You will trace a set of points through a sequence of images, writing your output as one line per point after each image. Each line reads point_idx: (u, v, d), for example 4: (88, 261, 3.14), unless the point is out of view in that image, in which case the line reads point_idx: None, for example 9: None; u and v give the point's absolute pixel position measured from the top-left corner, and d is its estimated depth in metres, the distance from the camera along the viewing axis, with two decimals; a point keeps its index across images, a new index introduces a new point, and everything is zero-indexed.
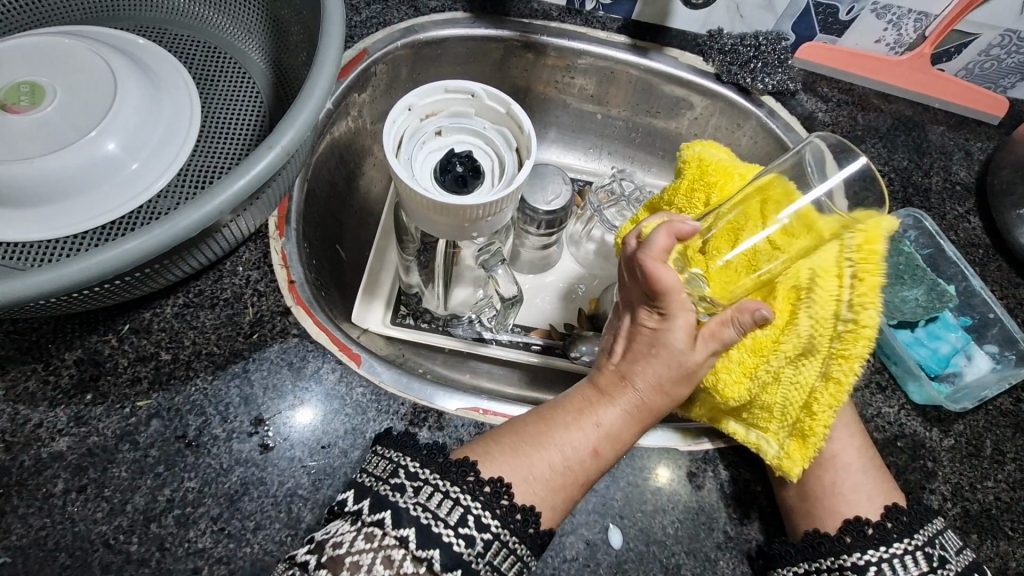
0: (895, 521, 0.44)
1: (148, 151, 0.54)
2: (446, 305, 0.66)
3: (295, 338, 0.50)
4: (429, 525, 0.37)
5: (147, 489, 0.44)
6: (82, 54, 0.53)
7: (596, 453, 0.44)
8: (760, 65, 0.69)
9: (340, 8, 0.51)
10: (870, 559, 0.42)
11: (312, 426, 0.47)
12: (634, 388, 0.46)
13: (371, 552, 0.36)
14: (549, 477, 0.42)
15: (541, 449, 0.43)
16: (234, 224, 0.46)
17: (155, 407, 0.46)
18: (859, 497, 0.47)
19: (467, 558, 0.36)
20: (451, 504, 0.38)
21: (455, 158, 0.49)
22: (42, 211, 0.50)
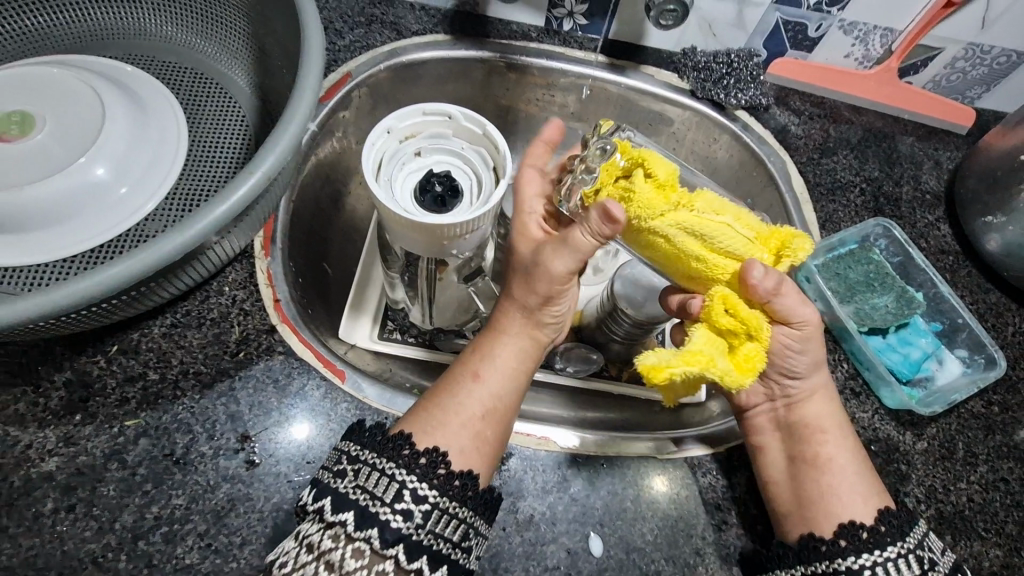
0: (888, 525, 0.43)
1: (136, 175, 0.55)
2: (430, 320, 0.68)
3: (280, 356, 0.51)
4: (355, 497, 0.39)
5: (135, 507, 0.45)
6: (72, 84, 0.55)
7: (478, 377, 0.49)
8: (733, 81, 0.71)
9: (322, 36, 0.52)
10: (864, 563, 0.42)
11: (294, 443, 0.48)
12: (512, 317, 0.52)
13: (314, 562, 0.38)
14: (446, 415, 0.46)
15: (441, 394, 0.48)
16: (222, 243, 0.48)
17: (143, 426, 0.47)
18: (851, 500, 0.45)
19: (404, 529, 0.38)
20: (385, 482, 0.40)
21: (434, 178, 0.51)
22: (31, 237, 0.52)
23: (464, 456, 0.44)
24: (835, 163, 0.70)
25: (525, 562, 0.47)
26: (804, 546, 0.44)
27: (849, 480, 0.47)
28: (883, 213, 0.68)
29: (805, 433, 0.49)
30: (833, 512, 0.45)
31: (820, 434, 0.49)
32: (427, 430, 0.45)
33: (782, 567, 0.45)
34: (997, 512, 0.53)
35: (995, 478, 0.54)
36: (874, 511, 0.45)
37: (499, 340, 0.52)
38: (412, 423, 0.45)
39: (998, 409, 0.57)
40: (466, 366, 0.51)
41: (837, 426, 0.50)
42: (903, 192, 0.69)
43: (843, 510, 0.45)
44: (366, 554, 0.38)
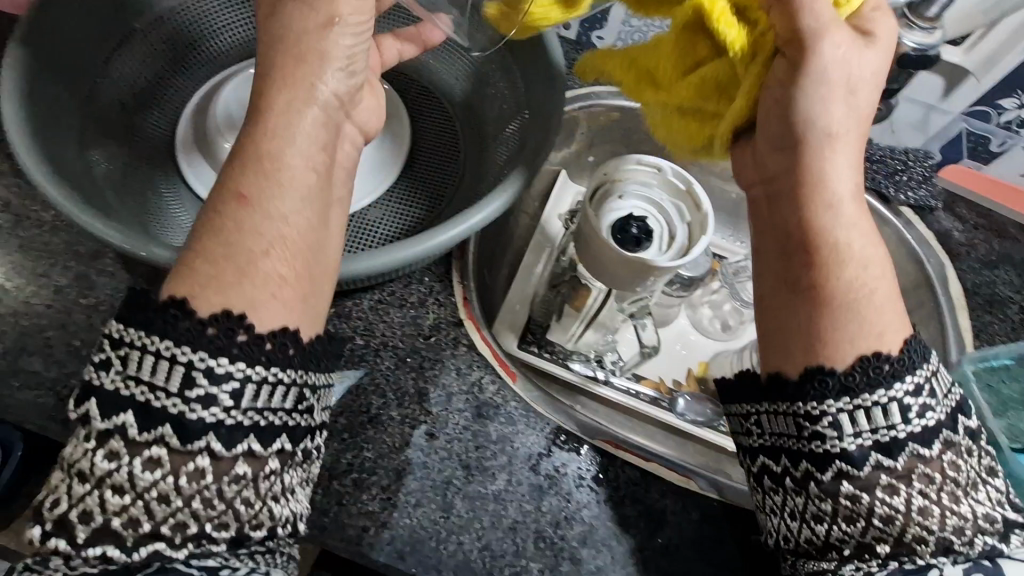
0: (880, 366, 0.38)
1: (365, 175, 0.65)
2: (574, 343, 0.73)
3: (464, 348, 0.58)
4: (162, 404, 0.33)
5: (333, 450, 0.51)
6: None
7: (244, 200, 0.37)
8: (906, 179, 0.73)
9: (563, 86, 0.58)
10: (833, 408, 0.39)
11: (468, 427, 0.54)
12: (305, 112, 0.40)
13: (128, 498, 0.33)
14: (218, 266, 0.36)
15: (215, 233, 0.37)
16: None
17: (347, 381, 0.54)
18: (842, 339, 0.40)
19: (214, 421, 0.34)
20: (174, 370, 0.33)
21: (633, 221, 0.56)
22: None
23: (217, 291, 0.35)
24: (995, 276, 0.71)
25: None
26: (762, 390, 0.42)
27: (858, 323, 0.40)
28: None
29: (820, 273, 0.41)
30: (844, 352, 0.40)
31: (811, 289, 0.41)
32: (200, 284, 0.35)
33: (755, 446, 0.43)
34: None
35: None
36: (857, 356, 0.39)
37: (283, 142, 0.39)
38: (181, 286, 0.35)
39: None
40: (229, 185, 0.38)
41: (857, 281, 0.41)
42: None
43: (840, 357, 0.39)
44: (242, 475, 0.34)
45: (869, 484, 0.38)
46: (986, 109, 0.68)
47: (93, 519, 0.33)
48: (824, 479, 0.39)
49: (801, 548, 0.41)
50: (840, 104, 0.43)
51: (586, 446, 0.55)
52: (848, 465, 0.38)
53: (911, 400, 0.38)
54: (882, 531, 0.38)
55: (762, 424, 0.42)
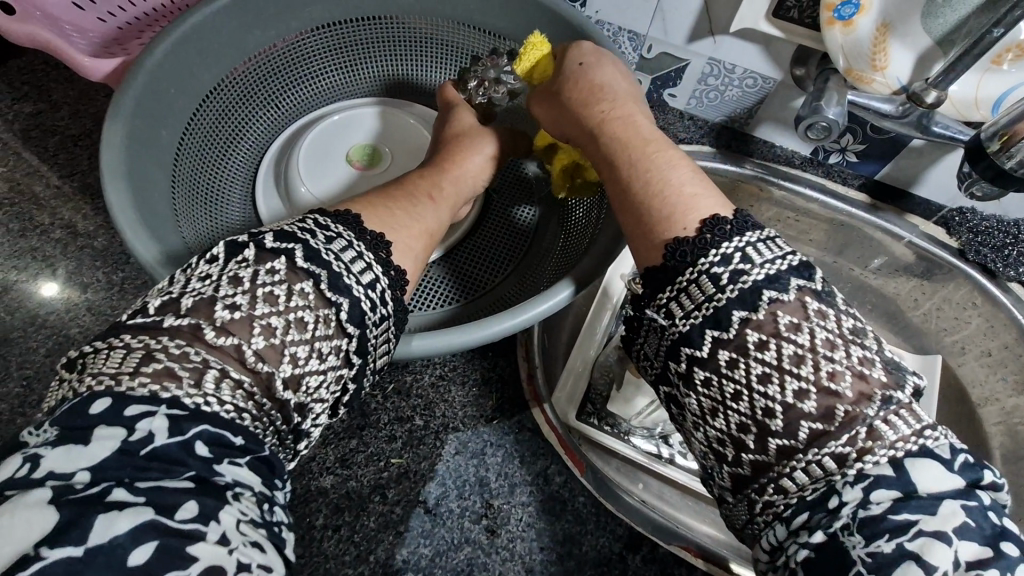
0: (716, 228, 0.37)
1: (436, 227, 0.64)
2: (640, 418, 0.68)
3: (529, 433, 0.53)
4: (328, 257, 0.36)
5: (389, 544, 0.48)
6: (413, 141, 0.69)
7: (433, 200, 0.49)
8: (1016, 254, 0.66)
9: None
10: (708, 263, 0.36)
11: (533, 525, 0.50)
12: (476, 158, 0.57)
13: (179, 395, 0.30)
14: (410, 224, 0.45)
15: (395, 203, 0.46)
16: None
17: (404, 467, 0.51)
18: (695, 203, 0.39)
19: (355, 294, 0.37)
20: (359, 260, 0.38)
21: None
22: None
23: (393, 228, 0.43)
24: None
25: None
26: (648, 282, 0.38)
27: (694, 187, 0.40)
28: None
29: (640, 188, 0.42)
30: (689, 216, 0.38)
31: (663, 197, 0.40)
32: (386, 222, 0.43)
33: (661, 349, 0.38)
34: None
35: None
36: (698, 221, 0.38)
37: (465, 163, 0.56)
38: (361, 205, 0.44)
39: None
40: (417, 187, 0.50)
41: (682, 163, 0.42)
42: None
43: (698, 213, 0.39)
44: (329, 322, 0.35)
45: (741, 348, 0.34)
46: None
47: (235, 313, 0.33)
48: (681, 369, 0.36)
49: (715, 464, 0.37)
50: (615, 75, 0.50)
51: (661, 553, 0.50)
52: (691, 349, 0.36)
53: (720, 269, 0.36)
54: (772, 405, 0.33)
55: (650, 344, 0.39)
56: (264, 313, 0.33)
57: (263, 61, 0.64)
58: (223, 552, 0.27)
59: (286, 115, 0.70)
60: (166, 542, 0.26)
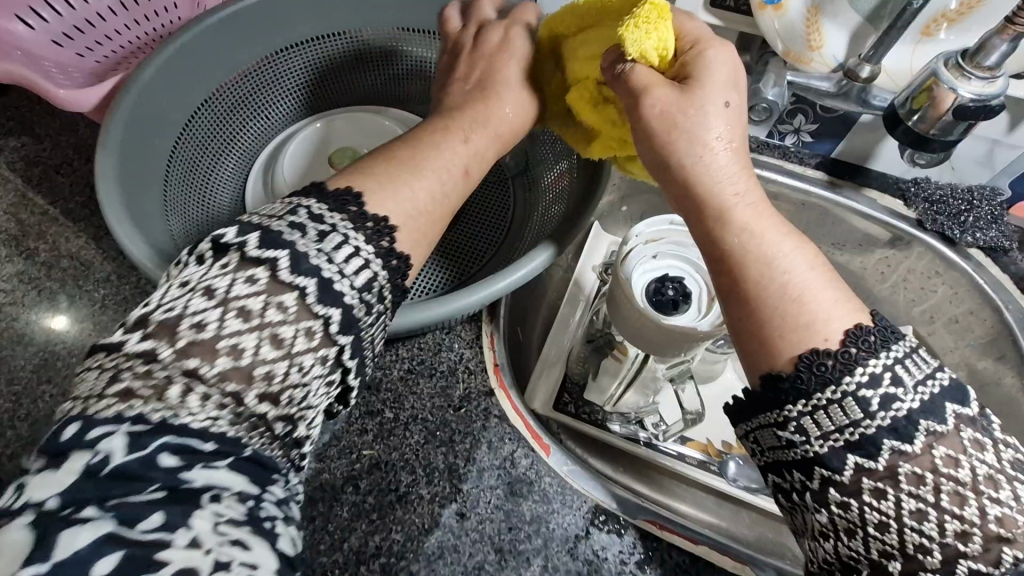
0: (858, 342, 0.35)
1: None
2: (615, 403, 0.69)
3: (495, 419, 0.55)
4: (317, 265, 0.36)
5: (361, 532, 0.50)
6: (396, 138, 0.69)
7: (466, 173, 0.47)
8: (972, 220, 0.67)
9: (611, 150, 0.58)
10: (834, 395, 0.34)
11: (502, 507, 0.51)
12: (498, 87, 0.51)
13: (176, 378, 0.32)
14: (427, 207, 0.44)
15: (407, 179, 0.44)
16: None
17: (376, 458, 0.53)
18: (815, 320, 0.36)
19: (346, 299, 0.37)
20: (343, 246, 0.38)
21: (669, 282, 0.54)
22: None
23: (414, 222, 0.43)
24: None
25: None
26: (774, 391, 0.35)
27: (816, 298, 0.36)
28: None
29: (774, 289, 0.37)
30: (814, 335, 0.35)
31: (801, 308, 0.36)
32: (391, 211, 0.42)
33: (784, 460, 0.36)
34: None
35: None
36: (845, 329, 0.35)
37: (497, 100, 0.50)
38: (362, 182, 0.43)
39: None
40: (445, 136, 0.48)
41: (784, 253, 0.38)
42: None
43: (826, 333, 0.35)
44: (315, 335, 0.36)
45: (890, 479, 0.33)
46: None
47: (205, 332, 0.33)
48: (813, 488, 0.34)
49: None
50: (723, 126, 0.41)
51: (628, 527, 0.51)
52: (827, 470, 0.34)
53: (870, 392, 0.33)
54: (926, 540, 0.32)
55: (760, 442, 0.37)
56: (265, 354, 0.34)
57: (250, 77, 0.68)
58: (200, 553, 0.29)
59: (276, 124, 0.73)
60: (132, 552, 0.28)
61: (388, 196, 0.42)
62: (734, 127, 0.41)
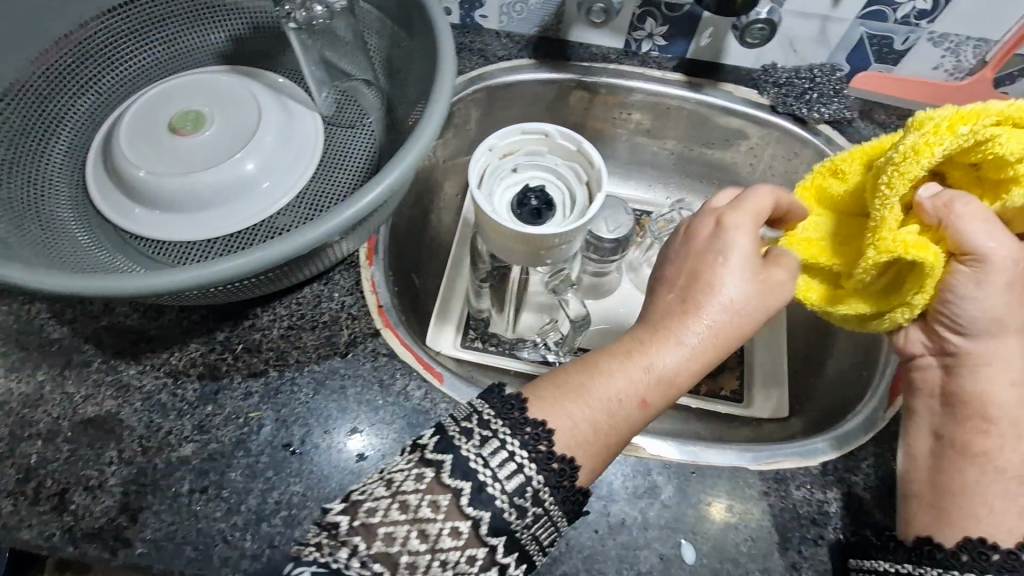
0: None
1: (279, 171, 0.63)
2: (514, 328, 0.73)
3: (384, 358, 0.55)
4: (477, 467, 0.37)
5: (258, 492, 0.49)
6: (239, 93, 0.63)
7: (643, 403, 0.43)
8: (816, 96, 0.72)
9: (454, 67, 0.56)
10: None
11: (402, 440, 0.51)
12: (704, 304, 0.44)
13: (405, 526, 0.36)
14: (592, 434, 0.41)
15: (596, 378, 0.43)
16: (341, 244, 0.55)
17: (265, 418, 0.52)
18: (1001, 496, 0.43)
19: (499, 504, 0.37)
20: (508, 463, 0.38)
21: (531, 192, 0.54)
22: (189, 216, 0.61)
23: (573, 451, 0.40)
24: None
25: (619, 566, 0.48)
26: (911, 549, 0.44)
27: (1009, 486, 0.43)
28: None
29: (954, 394, 0.47)
30: (970, 519, 0.42)
31: (984, 425, 0.45)
32: (555, 414, 0.41)
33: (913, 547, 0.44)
34: None
35: None
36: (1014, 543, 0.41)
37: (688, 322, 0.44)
38: (545, 404, 0.41)
39: None
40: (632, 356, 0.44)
41: (994, 341, 0.46)
42: None
43: (984, 524, 0.42)
44: (464, 536, 0.37)
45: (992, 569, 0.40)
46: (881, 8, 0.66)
47: (394, 544, 0.36)
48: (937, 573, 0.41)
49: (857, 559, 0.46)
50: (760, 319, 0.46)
51: None
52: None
53: None
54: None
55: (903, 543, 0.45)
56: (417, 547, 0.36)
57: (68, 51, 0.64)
58: None
59: (109, 98, 0.68)
60: None
61: (546, 414, 0.41)
62: (786, 263, 0.47)
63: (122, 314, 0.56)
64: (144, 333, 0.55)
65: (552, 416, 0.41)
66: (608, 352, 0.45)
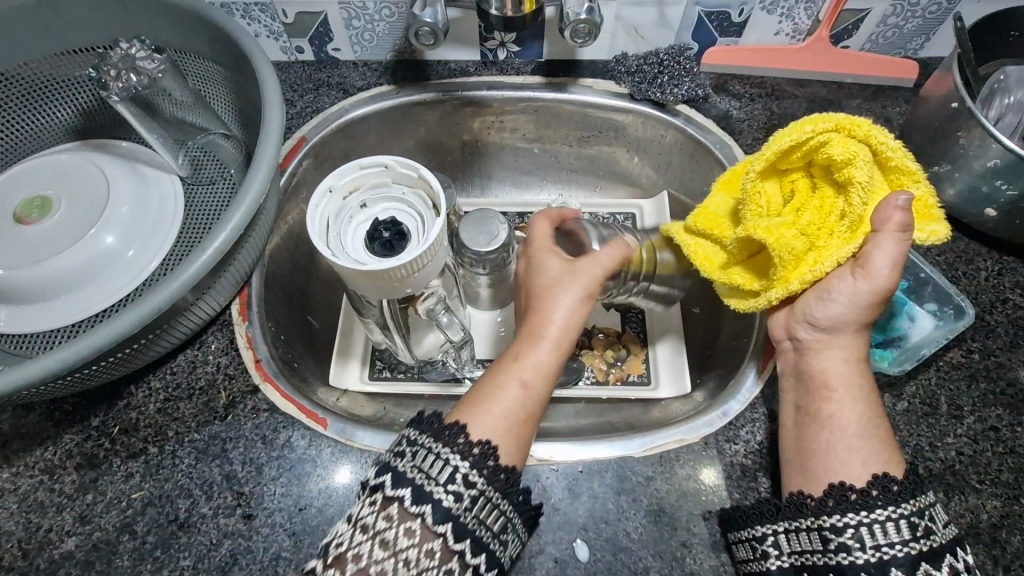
0: (881, 490, 0.43)
1: (139, 239, 0.61)
2: (414, 355, 0.71)
3: (266, 413, 0.55)
4: (429, 488, 0.43)
5: (147, 573, 0.48)
6: (84, 170, 0.63)
7: (534, 383, 0.51)
8: (667, 79, 0.74)
9: (281, 114, 0.57)
10: (888, 515, 0.42)
11: (289, 492, 0.51)
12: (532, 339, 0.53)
13: (368, 540, 0.42)
14: (508, 420, 0.48)
15: (490, 390, 0.50)
16: (200, 304, 0.55)
17: (148, 496, 0.51)
18: (853, 459, 0.45)
19: (441, 500, 0.42)
20: (434, 460, 0.44)
21: (381, 225, 0.54)
22: (50, 304, 0.59)
23: (501, 440, 0.47)
24: None
25: None
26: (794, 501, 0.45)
27: (854, 446, 0.46)
28: None
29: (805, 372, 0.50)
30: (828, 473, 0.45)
31: (826, 392, 0.48)
32: (475, 413, 0.48)
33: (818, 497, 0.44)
34: (987, 462, 0.52)
35: (983, 427, 0.54)
36: (871, 475, 0.44)
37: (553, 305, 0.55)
38: (465, 411, 0.49)
39: (979, 356, 0.57)
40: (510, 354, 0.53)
41: (833, 346, 0.49)
42: None
43: (840, 471, 0.45)
44: (434, 552, 0.42)
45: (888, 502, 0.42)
46: None
47: (360, 563, 0.41)
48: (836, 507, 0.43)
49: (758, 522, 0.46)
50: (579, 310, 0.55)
51: None
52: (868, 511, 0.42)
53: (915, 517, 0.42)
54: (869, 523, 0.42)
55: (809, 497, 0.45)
56: (382, 556, 0.41)
57: None
58: None
59: None
60: None
61: (469, 419, 0.47)
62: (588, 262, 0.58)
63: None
64: (15, 432, 0.54)
65: (483, 425, 0.47)
66: (507, 353, 0.53)
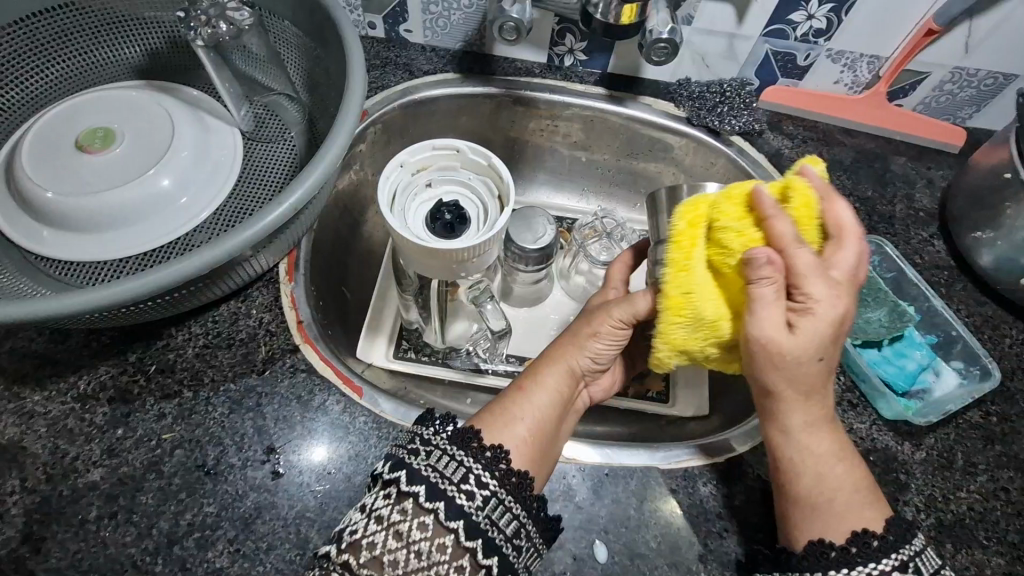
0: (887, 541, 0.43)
1: (196, 186, 0.62)
2: (444, 340, 0.72)
3: (303, 374, 0.55)
4: (444, 485, 0.41)
5: (170, 514, 0.48)
6: (151, 109, 0.63)
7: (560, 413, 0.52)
8: (727, 109, 0.76)
9: (364, 83, 0.58)
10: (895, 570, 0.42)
11: (320, 454, 0.52)
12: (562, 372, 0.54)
13: (383, 531, 0.41)
14: (530, 438, 0.48)
15: (515, 407, 0.50)
16: (255, 260, 0.54)
17: (178, 439, 0.51)
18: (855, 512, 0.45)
19: (454, 496, 0.41)
20: (450, 461, 0.43)
21: (445, 207, 0.55)
22: (98, 236, 0.59)
23: (521, 452, 0.47)
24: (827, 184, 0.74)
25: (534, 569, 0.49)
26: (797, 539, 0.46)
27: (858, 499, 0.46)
28: (877, 231, 0.71)
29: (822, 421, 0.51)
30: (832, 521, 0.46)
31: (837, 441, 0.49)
32: (498, 422, 0.48)
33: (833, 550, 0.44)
34: (997, 521, 0.54)
35: (995, 487, 0.56)
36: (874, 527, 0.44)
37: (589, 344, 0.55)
38: (484, 419, 0.49)
39: (997, 419, 0.59)
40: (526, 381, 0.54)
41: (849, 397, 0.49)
42: (896, 210, 0.72)
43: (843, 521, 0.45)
44: (445, 546, 0.40)
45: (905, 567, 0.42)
46: (781, 27, 0.70)
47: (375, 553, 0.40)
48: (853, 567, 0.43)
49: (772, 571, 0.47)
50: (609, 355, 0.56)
51: None
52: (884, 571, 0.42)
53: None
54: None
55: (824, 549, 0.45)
56: (394, 548, 0.40)
57: None
58: None
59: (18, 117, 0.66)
60: None
61: (493, 431, 0.47)
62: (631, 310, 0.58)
63: (26, 338, 0.54)
64: (51, 356, 0.54)
65: (504, 438, 0.47)
66: (530, 378, 0.54)
